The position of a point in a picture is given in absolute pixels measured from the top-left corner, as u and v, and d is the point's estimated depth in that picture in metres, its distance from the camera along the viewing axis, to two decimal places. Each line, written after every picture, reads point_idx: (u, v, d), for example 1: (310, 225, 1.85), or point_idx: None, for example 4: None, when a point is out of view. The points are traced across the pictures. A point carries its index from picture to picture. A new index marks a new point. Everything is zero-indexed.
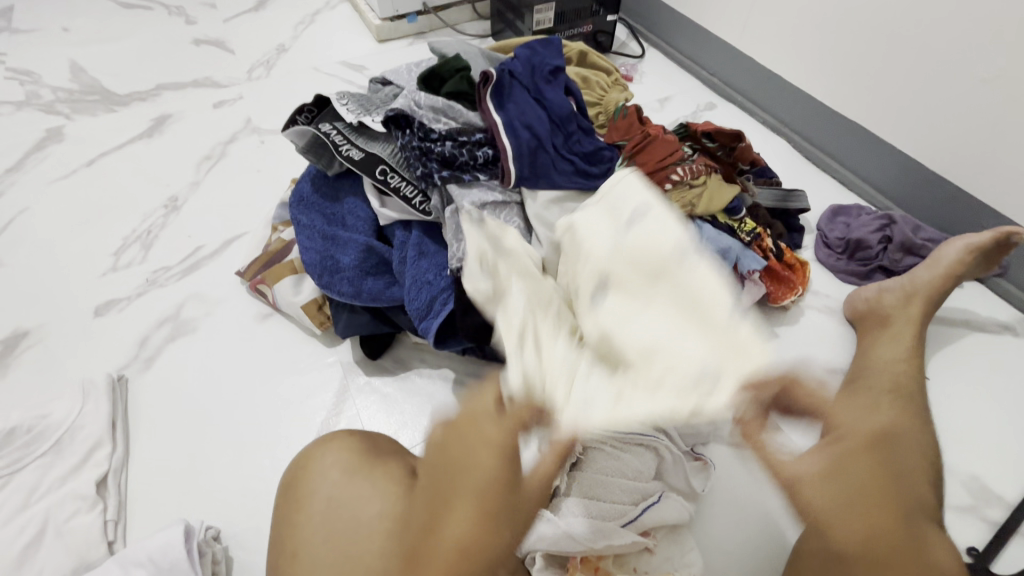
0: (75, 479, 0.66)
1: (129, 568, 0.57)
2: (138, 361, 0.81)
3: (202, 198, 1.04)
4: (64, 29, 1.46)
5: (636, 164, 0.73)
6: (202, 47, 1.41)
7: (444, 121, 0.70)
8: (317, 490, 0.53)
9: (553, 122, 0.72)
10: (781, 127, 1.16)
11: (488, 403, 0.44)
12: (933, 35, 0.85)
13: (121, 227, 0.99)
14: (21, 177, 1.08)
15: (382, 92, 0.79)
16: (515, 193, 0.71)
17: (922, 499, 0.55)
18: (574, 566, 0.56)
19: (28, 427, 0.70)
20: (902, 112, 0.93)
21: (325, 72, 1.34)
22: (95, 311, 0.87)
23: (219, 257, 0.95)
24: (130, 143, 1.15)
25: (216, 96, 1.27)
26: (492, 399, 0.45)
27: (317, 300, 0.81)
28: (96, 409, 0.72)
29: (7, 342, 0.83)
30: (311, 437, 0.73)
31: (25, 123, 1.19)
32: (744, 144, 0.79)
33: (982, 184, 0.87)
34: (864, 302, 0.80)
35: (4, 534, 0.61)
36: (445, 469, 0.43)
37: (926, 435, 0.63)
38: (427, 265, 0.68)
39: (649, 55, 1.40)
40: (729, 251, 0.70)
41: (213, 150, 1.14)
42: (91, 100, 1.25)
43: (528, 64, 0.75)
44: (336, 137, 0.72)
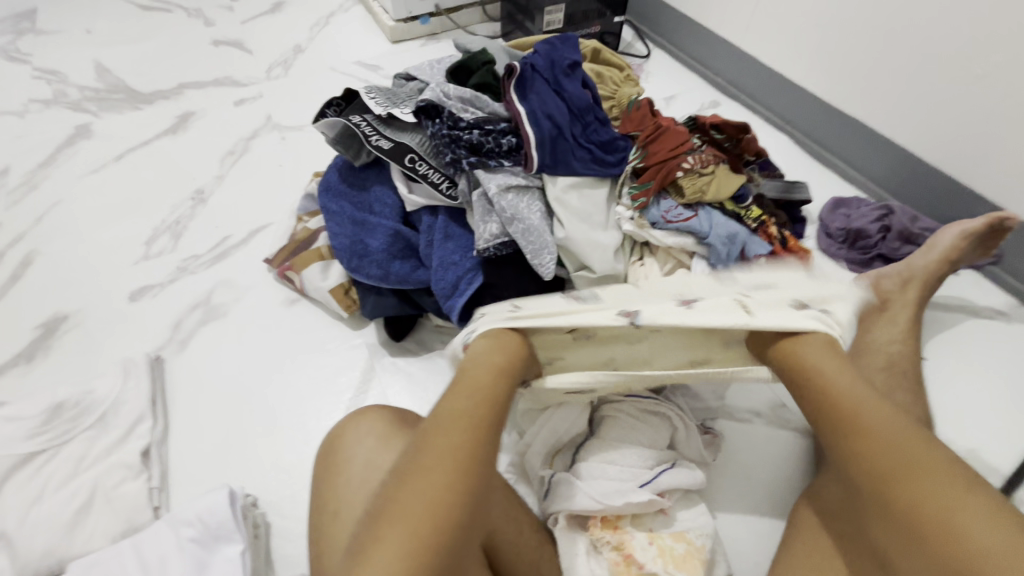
0: (121, 451, 0.70)
1: (179, 527, 0.61)
2: (174, 343, 0.85)
3: (227, 191, 1.09)
4: (87, 30, 1.50)
5: (649, 153, 0.77)
6: (221, 48, 1.45)
7: (471, 110, 0.75)
8: (354, 456, 0.57)
9: (572, 113, 0.77)
10: (783, 124, 1.20)
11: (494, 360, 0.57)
12: (927, 35, 0.89)
13: (152, 218, 1.04)
14: (53, 171, 1.12)
15: (407, 87, 0.83)
16: (536, 178, 0.75)
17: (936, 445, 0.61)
18: (594, 525, 0.58)
19: (75, 401, 0.74)
20: (899, 108, 0.98)
21: (341, 72, 1.38)
22: (131, 297, 0.91)
23: (246, 246, 0.99)
24: (155, 139, 1.20)
25: (237, 94, 1.32)
26: (495, 358, 0.57)
27: (343, 284, 0.85)
28: (137, 385, 0.76)
29: (48, 324, 0.87)
30: (341, 412, 0.77)
31: (53, 120, 1.24)
32: (750, 135, 0.83)
33: (977, 175, 0.91)
34: (864, 288, 0.84)
35: (58, 499, 0.65)
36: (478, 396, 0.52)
37: (976, 502, 0.44)
38: (453, 247, 0.73)
39: (654, 56, 1.44)
40: (736, 237, 0.74)
41: (237, 146, 1.18)
42: (116, 98, 1.29)
43: (548, 58, 0.80)
44: (366, 128, 0.77)
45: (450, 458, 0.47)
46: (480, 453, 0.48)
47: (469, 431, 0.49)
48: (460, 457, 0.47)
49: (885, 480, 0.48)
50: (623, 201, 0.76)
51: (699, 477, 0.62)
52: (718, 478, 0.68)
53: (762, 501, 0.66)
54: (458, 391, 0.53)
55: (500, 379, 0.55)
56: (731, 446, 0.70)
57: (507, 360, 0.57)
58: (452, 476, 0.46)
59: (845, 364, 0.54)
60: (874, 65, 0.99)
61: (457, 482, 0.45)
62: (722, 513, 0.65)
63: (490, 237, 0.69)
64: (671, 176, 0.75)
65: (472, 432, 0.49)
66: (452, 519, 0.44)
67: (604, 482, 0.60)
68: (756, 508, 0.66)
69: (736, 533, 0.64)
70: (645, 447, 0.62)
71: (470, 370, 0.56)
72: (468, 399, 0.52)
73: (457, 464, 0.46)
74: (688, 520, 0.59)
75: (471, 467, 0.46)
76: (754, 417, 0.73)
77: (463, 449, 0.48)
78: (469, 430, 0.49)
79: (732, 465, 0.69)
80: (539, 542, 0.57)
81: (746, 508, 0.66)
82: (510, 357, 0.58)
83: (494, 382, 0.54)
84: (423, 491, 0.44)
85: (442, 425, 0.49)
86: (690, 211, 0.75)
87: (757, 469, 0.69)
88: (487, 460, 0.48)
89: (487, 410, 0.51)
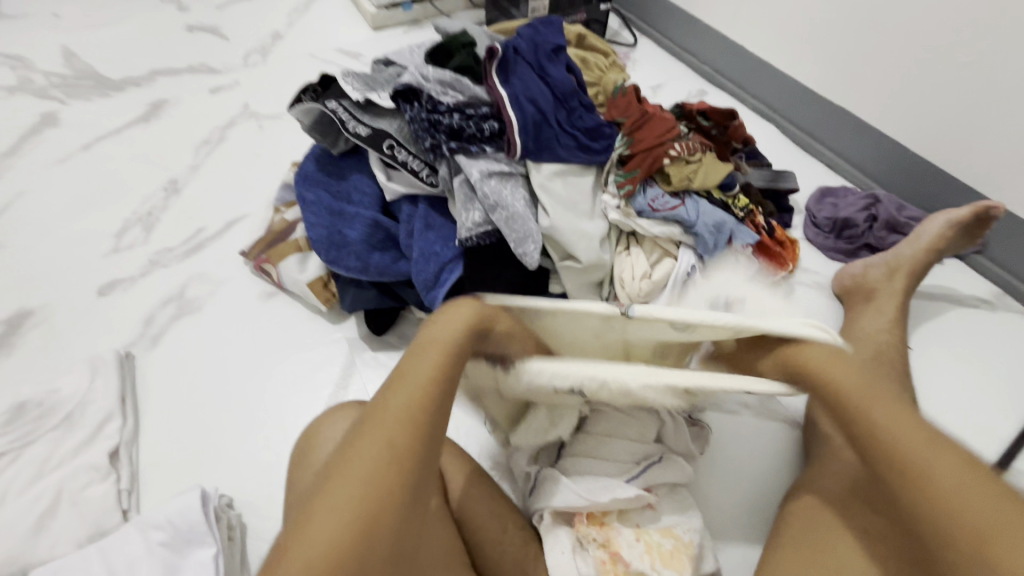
0: (88, 452, 0.67)
1: (149, 531, 0.59)
2: (145, 339, 0.82)
3: (202, 181, 1.05)
4: (55, 15, 1.44)
5: (634, 140, 0.75)
6: (195, 34, 1.40)
7: (452, 94, 0.73)
8: (327, 453, 0.54)
9: (556, 98, 0.75)
10: (771, 112, 1.19)
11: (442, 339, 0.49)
12: (915, 22, 0.88)
13: (122, 209, 1.00)
14: (18, 161, 1.07)
15: (386, 72, 0.80)
16: (520, 165, 0.73)
17: None
18: (580, 521, 0.57)
19: (38, 401, 0.71)
20: (885, 96, 0.97)
21: (321, 59, 1.35)
22: (99, 291, 0.87)
23: (222, 238, 0.95)
24: (126, 128, 1.15)
25: (213, 82, 1.27)
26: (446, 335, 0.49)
27: (322, 278, 0.82)
28: (105, 383, 0.73)
29: (11, 321, 0.83)
30: (320, 408, 0.75)
31: (17, 108, 1.18)
32: (737, 122, 0.82)
33: (963, 164, 0.91)
34: (851, 277, 0.83)
35: (20, 503, 0.62)
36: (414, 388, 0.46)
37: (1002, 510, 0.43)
38: (434, 237, 0.70)
39: (641, 44, 1.42)
40: (723, 226, 0.72)
41: (211, 135, 1.14)
42: (85, 85, 1.24)
43: (532, 42, 0.79)
44: (342, 113, 0.74)
45: (358, 488, 0.40)
46: (402, 458, 0.42)
47: (384, 450, 0.42)
48: (380, 466, 0.41)
49: (885, 453, 0.47)
50: (610, 189, 0.74)
51: (687, 472, 0.61)
52: (706, 471, 0.67)
53: (750, 496, 0.65)
54: (396, 379, 0.47)
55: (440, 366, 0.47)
56: (718, 439, 0.69)
57: (456, 344, 0.49)
58: (360, 510, 0.40)
59: (843, 362, 0.52)
60: (861, 53, 0.98)
61: (374, 498, 0.40)
62: (709, 507, 0.64)
63: (472, 225, 0.68)
64: (658, 164, 0.74)
65: (387, 450, 0.42)
66: (367, 539, 0.39)
67: (590, 479, 0.58)
68: (744, 503, 0.65)
69: (723, 528, 0.63)
70: (632, 442, 0.61)
71: (409, 355, 0.49)
72: (403, 391, 0.46)
73: (365, 495, 0.40)
74: (676, 515, 0.58)
75: (391, 482, 0.41)
76: (741, 408, 0.72)
77: (374, 474, 0.41)
78: (383, 450, 0.42)
79: (719, 458, 0.68)
80: (524, 540, 0.55)
81: (734, 502, 0.65)
82: (456, 339, 0.49)
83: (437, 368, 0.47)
84: (336, 505, 0.40)
85: (356, 441, 0.43)
86: (677, 200, 0.74)
87: (745, 462, 0.68)
88: (408, 477, 0.42)
89: (423, 408, 0.45)
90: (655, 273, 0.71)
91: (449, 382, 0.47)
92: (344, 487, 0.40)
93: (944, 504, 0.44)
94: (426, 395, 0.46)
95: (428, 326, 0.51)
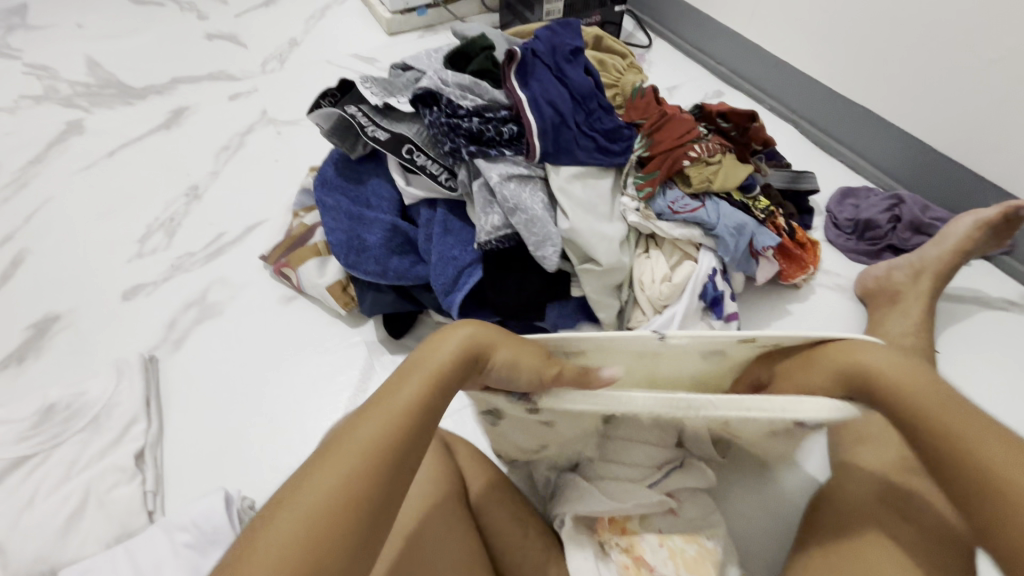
0: (115, 453, 0.68)
1: (174, 532, 0.60)
2: (168, 343, 0.83)
3: (222, 187, 1.06)
4: (79, 25, 1.47)
5: (654, 142, 0.76)
6: (215, 42, 1.43)
7: (470, 97, 0.73)
8: None
9: (575, 99, 0.75)
10: (789, 113, 1.17)
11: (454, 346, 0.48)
12: (938, 20, 0.87)
13: (145, 215, 1.01)
14: (45, 169, 1.10)
15: (404, 76, 0.81)
16: (539, 168, 0.73)
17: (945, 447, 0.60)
18: (602, 527, 0.56)
19: (66, 404, 0.72)
20: (908, 95, 0.95)
21: (337, 65, 1.36)
22: (124, 296, 0.89)
23: (242, 242, 0.97)
24: (148, 135, 1.17)
25: (232, 89, 1.29)
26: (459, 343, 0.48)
27: (341, 281, 0.83)
28: (130, 386, 0.74)
29: (39, 325, 0.85)
30: (340, 412, 0.75)
31: (44, 116, 1.21)
32: (758, 122, 0.81)
33: (990, 163, 0.89)
34: (874, 280, 0.81)
35: (50, 504, 0.64)
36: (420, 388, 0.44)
37: None
38: (453, 241, 0.71)
39: (656, 45, 1.41)
40: (744, 228, 0.72)
41: (231, 141, 1.16)
42: (108, 94, 1.27)
43: (550, 44, 0.78)
44: (361, 119, 0.74)
45: (303, 526, 0.34)
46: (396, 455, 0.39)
47: (339, 489, 0.36)
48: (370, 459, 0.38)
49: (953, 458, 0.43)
50: (629, 192, 0.74)
51: (709, 476, 0.60)
52: (727, 474, 0.66)
53: (772, 499, 0.64)
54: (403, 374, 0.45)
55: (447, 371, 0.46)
56: None
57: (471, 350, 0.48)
58: (304, 555, 0.33)
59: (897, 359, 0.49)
60: (883, 51, 0.96)
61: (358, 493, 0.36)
62: (731, 511, 0.64)
63: (491, 229, 0.68)
64: (677, 166, 0.73)
65: (342, 491, 0.36)
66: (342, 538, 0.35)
67: (611, 485, 0.58)
68: (766, 507, 0.64)
69: (745, 532, 0.62)
70: (653, 447, 0.60)
71: (388, 389, 0.44)
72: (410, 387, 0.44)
73: (314, 536, 0.34)
74: (700, 519, 0.57)
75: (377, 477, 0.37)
76: None
77: (324, 514, 0.35)
78: (376, 440, 0.39)
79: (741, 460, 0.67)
80: (545, 544, 0.55)
81: (755, 506, 0.64)
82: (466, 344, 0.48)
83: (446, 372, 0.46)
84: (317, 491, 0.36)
85: (313, 474, 0.37)
86: (698, 201, 0.73)
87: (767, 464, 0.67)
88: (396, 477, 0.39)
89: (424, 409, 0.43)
90: (675, 276, 0.70)
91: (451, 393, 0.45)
92: (285, 527, 0.34)
93: (1012, 492, 0.40)
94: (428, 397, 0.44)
95: (428, 345, 0.48)
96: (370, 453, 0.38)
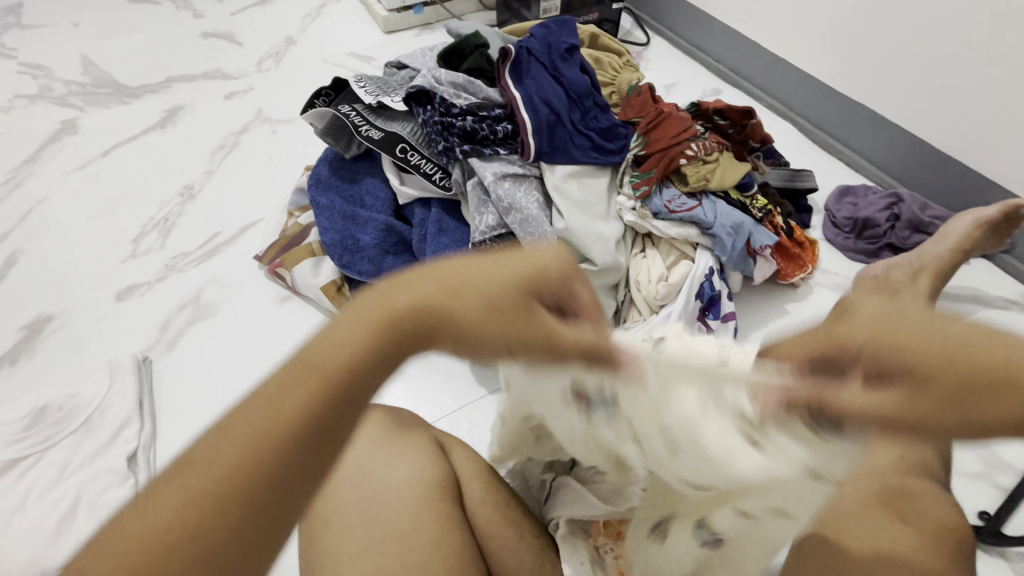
0: (107, 455, 0.68)
1: None
2: (161, 344, 0.82)
3: (217, 186, 1.06)
4: (73, 24, 1.46)
5: (650, 141, 0.75)
6: (210, 41, 1.42)
7: (464, 96, 0.74)
8: (348, 458, 0.53)
9: (570, 98, 0.75)
10: (788, 111, 1.17)
11: (381, 305, 0.34)
12: (940, 15, 0.86)
13: (139, 214, 1.01)
14: (39, 168, 1.09)
15: (399, 75, 0.80)
16: (534, 167, 0.73)
17: None
18: (597, 531, 0.58)
19: (58, 406, 0.72)
20: (907, 92, 0.95)
21: (333, 63, 1.35)
22: (117, 296, 0.88)
23: (237, 242, 0.96)
24: (143, 134, 1.17)
25: (227, 87, 1.28)
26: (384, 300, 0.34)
27: (335, 281, 0.82)
28: (123, 388, 0.74)
29: (32, 326, 0.84)
30: None
31: (38, 116, 1.20)
32: (755, 120, 0.81)
33: (990, 161, 0.88)
34: (874, 278, 0.79)
35: (41, 508, 0.63)
36: (318, 370, 0.31)
37: None
38: (447, 241, 0.70)
39: (654, 43, 1.40)
40: (741, 226, 0.71)
41: (226, 140, 1.15)
42: (103, 93, 1.26)
43: (545, 42, 0.78)
44: (355, 118, 0.74)
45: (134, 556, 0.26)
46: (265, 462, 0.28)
47: (191, 522, 0.27)
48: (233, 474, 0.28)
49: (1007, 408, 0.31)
50: (625, 190, 0.73)
51: None
52: None
53: None
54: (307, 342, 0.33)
55: (375, 337, 0.33)
56: None
57: (399, 309, 0.34)
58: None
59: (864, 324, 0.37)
60: (883, 48, 0.95)
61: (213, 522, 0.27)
62: None
63: (486, 229, 0.67)
64: (673, 165, 0.73)
65: (195, 519, 0.27)
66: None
67: None
68: None
69: None
70: None
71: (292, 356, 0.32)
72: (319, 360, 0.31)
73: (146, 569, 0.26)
74: None
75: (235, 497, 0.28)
76: None
77: (161, 553, 0.26)
78: (249, 447, 0.29)
79: None
80: (540, 547, 0.56)
81: None
82: (396, 299, 0.34)
83: (365, 341, 0.32)
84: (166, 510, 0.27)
85: (160, 491, 0.28)
86: (694, 200, 0.72)
87: None
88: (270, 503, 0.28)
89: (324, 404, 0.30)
90: (671, 277, 0.69)
91: (367, 368, 0.32)
92: (107, 564, 0.26)
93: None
94: (326, 384, 0.31)
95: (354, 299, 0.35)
96: (234, 470, 0.28)
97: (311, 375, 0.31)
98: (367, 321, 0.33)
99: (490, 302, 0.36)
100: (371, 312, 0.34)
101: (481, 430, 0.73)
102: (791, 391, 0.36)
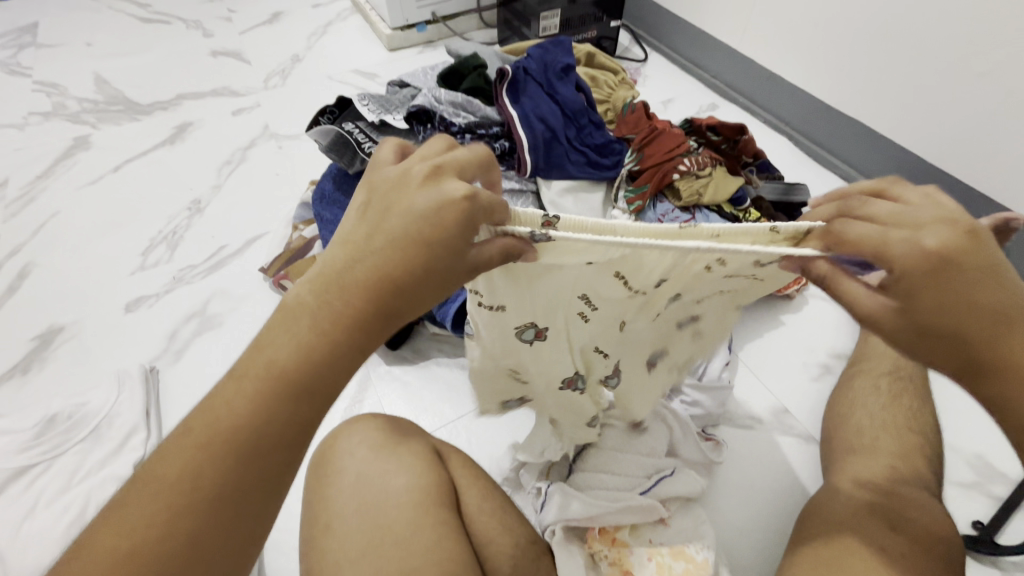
0: (114, 463, 0.70)
1: None
2: (169, 354, 0.84)
3: (224, 200, 1.09)
4: (87, 43, 1.51)
5: (644, 156, 0.77)
6: (219, 59, 1.46)
7: (463, 114, 0.76)
8: (346, 466, 0.55)
9: (566, 116, 0.77)
10: (783, 126, 1.20)
11: (325, 296, 0.36)
12: (929, 33, 0.88)
13: (148, 228, 1.03)
14: (52, 183, 1.12)
15: (400, 93, 0.83)
16: (531, 183, 0.76)
17: (930, 456, 0.60)
18: (592, 537, 0.58)
19: (68, 414, 0.74)
20: (899, 106, 0.97)
21: (338, 80, 1.39)
22: (126, 307, 0.90)
23: (243, 255, 0.98)
24: (153, 150, 1.20)
25: (234, 104, 1.32)
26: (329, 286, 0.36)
27: None
28: (131, 397, 0.76)
29: (44, 337, 0.86)
30: (336, 418, 0.76)
31: (52, 133, 1.24)
32: (747, 136, 0.83)
33: (982, 174, 0.89)
34: None
35: (51, 514, 0.65)
36: (274, 371, 0.34)
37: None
38: None
39: (651, 59, 1.43)
40: None
41: (234, 155, 1.18)
42: (115, 110, 1.30)
43: (541, 62, 0.81)
44: (359, 135, 0.76)
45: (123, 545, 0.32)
46: (228, 464, 0.33)
47: (166, 513, 0.33)
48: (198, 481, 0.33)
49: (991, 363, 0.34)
50: (620, 205, 0.76)
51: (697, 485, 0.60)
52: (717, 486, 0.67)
53: (762, 508, 0.66)
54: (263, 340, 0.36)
55: (318, 336, 0.35)
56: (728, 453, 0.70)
57: (344, 292, 0.35)
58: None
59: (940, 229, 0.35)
60: (874, 65, 0.97)
61: (183, 518, 0.33)
62: (721, 519, 0.65)
63: None
64: (666, 180, 0.75)
65: (178, 520, 0.33)
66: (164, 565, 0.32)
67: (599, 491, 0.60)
68: (757, 510, 0.66)
69: (736, 541, 0.63)
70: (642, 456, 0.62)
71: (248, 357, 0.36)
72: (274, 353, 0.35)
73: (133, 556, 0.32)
74: (691, 530, 0.58)
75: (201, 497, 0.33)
76: (755, 423, 0.73)
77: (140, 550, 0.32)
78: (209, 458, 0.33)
79: (731, 472, 0.68)
80: (535, 553, 0.55)
81: (744, 517, 0.65)
82: (341, 285, 0.36)
83: (309, 342, 0.35)
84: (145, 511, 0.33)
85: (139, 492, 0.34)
86: (687, 214, 0.74)
87: (757, 475, 0.68)
88: (230, 500, 0.34)
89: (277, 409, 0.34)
90: None
91: (320, 355, 0.35)
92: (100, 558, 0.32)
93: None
94: (276, 382, 0.34)
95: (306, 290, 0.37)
96: (195, 469, 0.33)
97: (258, 374, 0.35)
98: (305, 307, 0.36)
99: (410, 257, 0.35)
100: (313, 294, 0.36)
101: (479, 440, 0.74)
102: (811, 264, 0.38)
